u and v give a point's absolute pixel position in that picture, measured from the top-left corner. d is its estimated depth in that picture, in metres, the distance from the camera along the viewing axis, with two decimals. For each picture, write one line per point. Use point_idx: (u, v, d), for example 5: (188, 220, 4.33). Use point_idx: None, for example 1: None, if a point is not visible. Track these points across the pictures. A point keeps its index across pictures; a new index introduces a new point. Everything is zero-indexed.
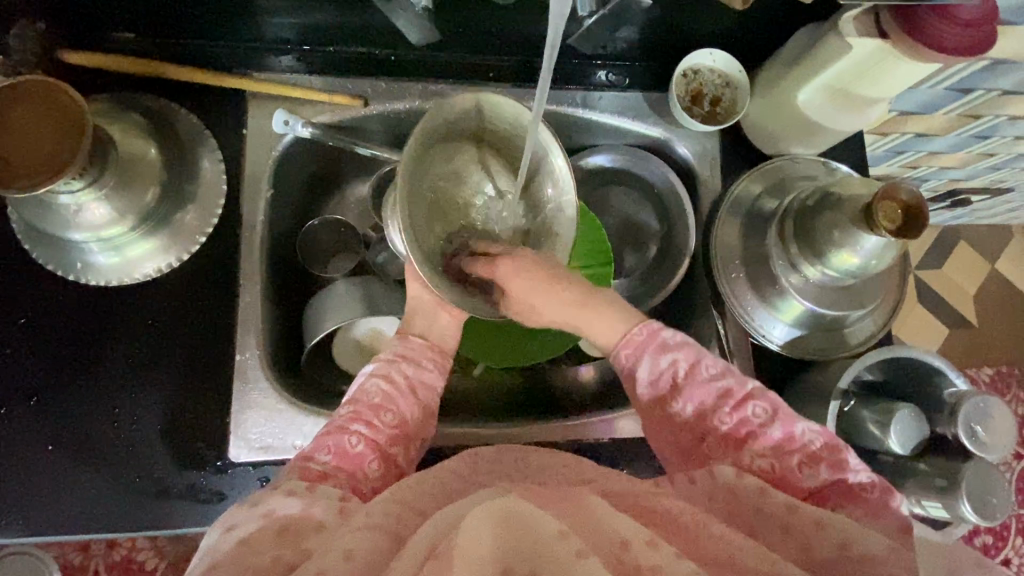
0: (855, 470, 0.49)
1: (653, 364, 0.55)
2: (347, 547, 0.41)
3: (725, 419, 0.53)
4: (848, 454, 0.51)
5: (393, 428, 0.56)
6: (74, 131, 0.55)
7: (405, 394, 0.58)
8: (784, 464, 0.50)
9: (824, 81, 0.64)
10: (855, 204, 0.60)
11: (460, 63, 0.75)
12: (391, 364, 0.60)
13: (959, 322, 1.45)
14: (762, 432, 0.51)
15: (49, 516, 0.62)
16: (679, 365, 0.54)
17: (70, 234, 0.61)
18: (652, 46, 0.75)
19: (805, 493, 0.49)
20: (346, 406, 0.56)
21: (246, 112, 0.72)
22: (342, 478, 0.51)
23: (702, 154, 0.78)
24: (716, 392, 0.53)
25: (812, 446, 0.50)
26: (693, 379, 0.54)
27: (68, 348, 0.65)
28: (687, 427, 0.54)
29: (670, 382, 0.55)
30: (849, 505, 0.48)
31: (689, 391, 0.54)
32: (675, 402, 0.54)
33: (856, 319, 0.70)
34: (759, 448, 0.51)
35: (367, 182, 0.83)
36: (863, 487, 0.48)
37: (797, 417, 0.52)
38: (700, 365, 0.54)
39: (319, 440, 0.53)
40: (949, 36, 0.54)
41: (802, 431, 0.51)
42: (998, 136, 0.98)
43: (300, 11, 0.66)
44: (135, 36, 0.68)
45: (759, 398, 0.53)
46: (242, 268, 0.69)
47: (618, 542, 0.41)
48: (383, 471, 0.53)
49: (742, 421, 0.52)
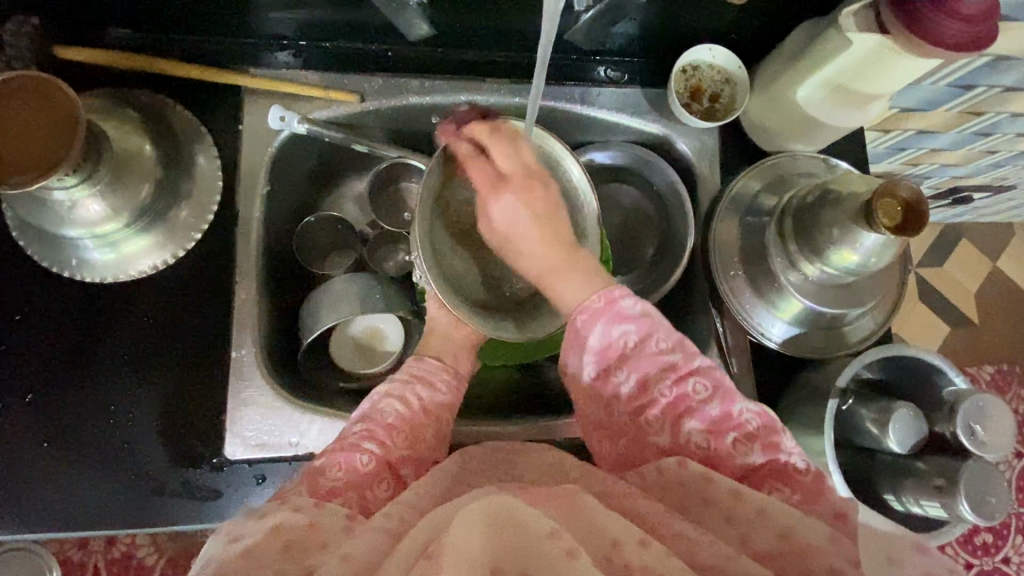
0: (788, 451, 0.49)
1: (604, 333, 0.52)
2: (346, 551, 0.43)
3: (667, 393, 0.51)
4: (785, 436, 0.50)
5: (406, 449, 0.55)
6: (67, 128, 0.54)
7: (420, 416, 0.58)
8: (719, 440, 0.49)
9: (824, 78, 0.64)
10: (854, 201, 0.59)
11: (458, 59, 0.75)
12: (407, 386, 0.59)
13: (961, 320, 1.45)
14: (700, 408, 0.50)
15: (45, 513, 0.62)
16: (629, 337, 0.52)
17: (65, 231, 0.60)
18: (651, 42, 0.74)
19: (739, 474, 0.49)
20: (359, 423, 0.55)
21: (243, 108, 0.71)
22: (349, 498, 0.50)
23: (702, 151, 0.77)
24: (661, 365, 0.51)
25: (750, 426, 0.49)
26: (641, 351, 0.52)
27: (64, 345, 0.65)
28: (626, 400, 0.52)
29: (617, 352, 0.52)
30: (781, 488, 0.47)
31: (634, 362, 0.52)
32: (616, 374, 0.52)
33: (856, 316, 0.70)
34: (696, 423, 0.50)
35: (365, 178, 0.83)
36: (798, 470, 0.48)
37: (737, 395, 0.51)
38: (650, 339, 0.52)
39: (331, 457, 0.52)
40: (948, 30, 0.53)
41: (741, 410, 0.50)
42: (1000, 133, 0.97)
43: (296, 7, 0.66)
44: (130, 31, 0.68)
45: (700, 374, 0.51)
46: (238, 265, 0.69)
47: (609, 542, 0.41)
48: (393, 491, 0.53)
49: (683, 396, 0.50)
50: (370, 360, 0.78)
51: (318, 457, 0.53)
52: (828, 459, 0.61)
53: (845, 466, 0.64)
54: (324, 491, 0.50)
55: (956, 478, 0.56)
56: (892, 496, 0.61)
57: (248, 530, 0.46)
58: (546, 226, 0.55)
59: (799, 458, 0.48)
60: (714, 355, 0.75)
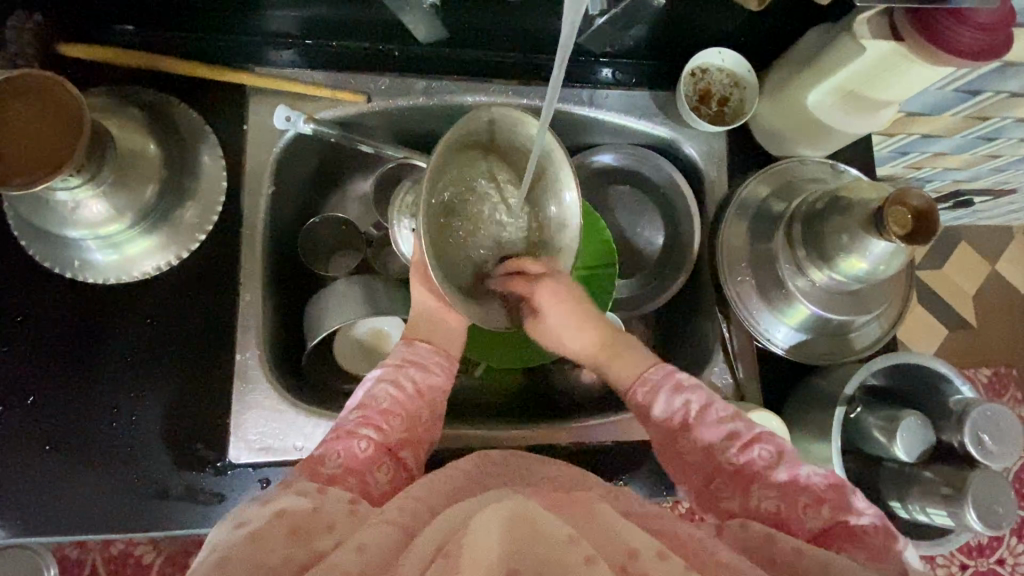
0: (857, 512, 0.50)
1: (667, 404, 0.59)
2: (361, 541, 0.42)
3: (732, 458, 0.55)
4: (856, 497, 0.52)
5: (403, 431, 0.56)
6: (72, 128, 0.53)
7: (413, 400, 0.58)
8: (791, 503, 0.51)
9: (836, 83, 0.63)
10: (865, 208, 0.59)
11: (466, 59, 0.74)
12: (396, 369, 0.60)
13: (958, 323, 1.45)
14: (767, 473, 0.53)
15: (46, 517, 0.62)
16: (690, 406, 0.58)
17: (67, 232, 0.60)
18: (660, 45, 0.73)
19: (811, 536, 0.50)
20: (355, 410, 0.56)
21: (248, 108, 0.71)
22: (351, 483, 0.51)
23: (709, 155, 0.77)
24: (722, 434, 0.56)
25: (816, 486, 0.52)
26: (702, 420, 0.57)
27: (66, 347, 0.64)
28: (695, 465, 0.57)
29: (678, 423, 0.58)
30: (848, 548, 0.48)
31: (696, 432, 0.57)
32: (681, 444, 0.57)
33: (862, 323, 0.70)
34: (766, 488, 0.53)
35: (369, 178, 0.81)
36: (865, 529, 0.49)
37: (801, 460, 0.54)
38: (710, 408, 0.58)
39: (329, 445, 0.53)
40: (960, 37, 0.53)
41: (806, 473, 0.53)
42: (1005, 137, 0.97)
43: (304, 5, 0.65)
44: (134, 28, 0.67)
45: (765, 441, 0.55)
46: (243, 267, 0.68)
47: (626, 550, 0.41)
48: (392, 476, 0.53)
49: (745, 461, 0.54)
50: (373, 360, 0.77)
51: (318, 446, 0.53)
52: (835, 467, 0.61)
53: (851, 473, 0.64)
54: (325, 477, 0.50)
55: (964, 488, 0.56)
56: (898, 502, 0.61)
57: (251, 518, 0.45)
58: (582, 320, 0.63)
59: (870, 519, 0.49)
60: (719, 360, 0.74)
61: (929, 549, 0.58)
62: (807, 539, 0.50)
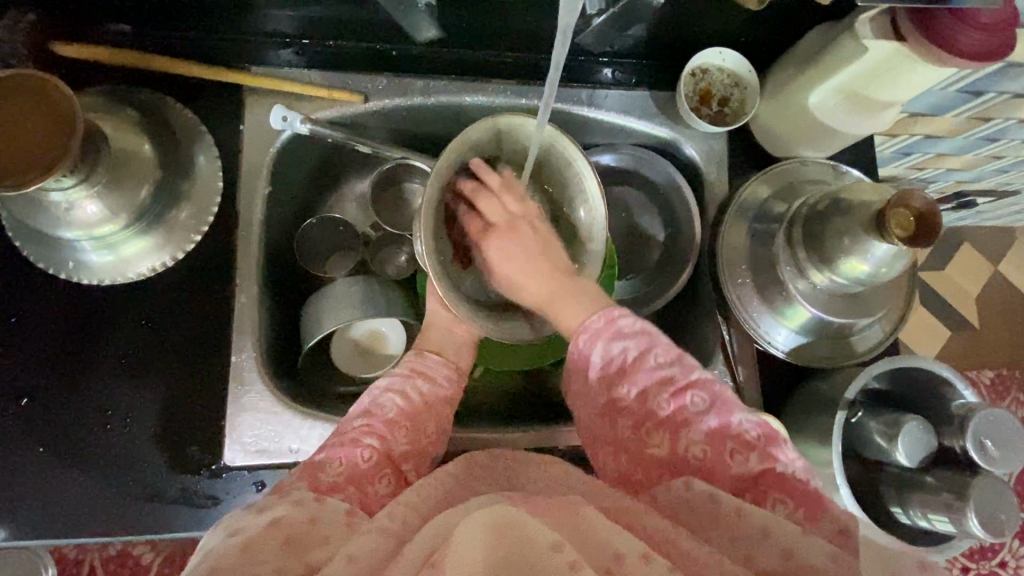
0: (785, 462, 0.49)
1: (604, 350, 0.54)
2: (350, 552, 0.42)
3: (665, 404, 0.52)
4: (784, 447, 0.50)
5: (406, 444, 0.55)
6: (65, 128, 0.53)
7: (418, 410, 0.58)
8: (719, 451, 0.49)
9: (837, 84, 0.62)
10: (866, 210, 0.59)
11: (463, 59, 0.73)
12: (407, 380, 0.59)
13: (961, 324, 1.44)
14: (698, 420, 0.51)
15: (40, 519, 0.61)
16: (628, 353, 0.53)
17: (62, 233, 0.59)
18: (660, 45, 0.73)
19: (736, 487, 0.49)
20: (360, 417, 0.55)
21: (244, 107, 0.70)
22: (349, 492, 0.50)
23: (710, 155, 0.76)
24: (657, 379, 0.52)
25: (748, 435, 0.50)
26: (639, 365, 0.53)
27: (61, 348, 0.64)
28: (628, 412, 0.53)
29: (617, 368, 0.54)
30: (782, 500, 0.47)
31: (633, 377, 0.53)
32: (619, 388, 0.53)
33: (864, 326, 0.69)
34: (695, 434, 0.50)
35: (367, 178, 0.81)
36: (797, 479, 0.48)
37: (734, 407, 0.51)
38: (648, 353, 0.53)
39: (332, 451, 0.52)
40: (964, 37, 0.52)
41: (739, 421, 0.50)
42: (1008, 138, 0.96)
43: (299, 4, 0.64)
44: (129, 27, 0.67)
45: (699, 387, 0.52)
46: (239, 268, 0.68)
47: (612, 554, 0.41)
48: (393, 488, 0.53)
49: (680, 407, 0.51)
50: (371, 363, 0.77)
51: (320, 451, 0.53)
52: (836, 471, 0.60)
53: (851, 478, 0.64)
54: (325, 486, 0.49)
55: (967, 494, 0.55)
56: (900, 508, 0.60)
57: (241, 525, 0.45)
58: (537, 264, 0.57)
59: (799, 469, 0.48)
60: (720, 363, 0.73)
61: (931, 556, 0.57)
62: (733, 488, 0.49)
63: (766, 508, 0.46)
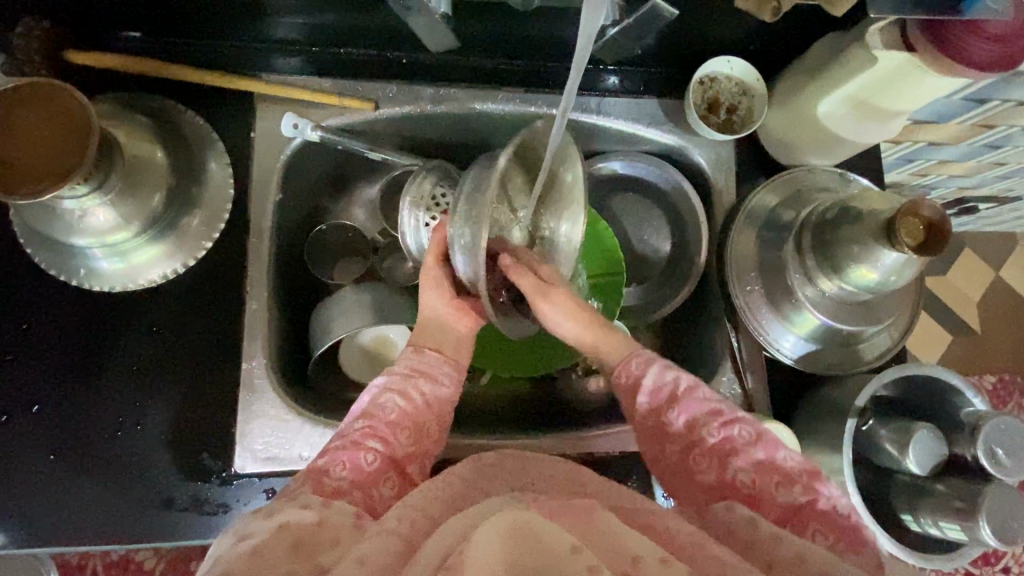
0: (830, 496, 0.49)
1: (656, 377, 0.56)
2: (361, 554, 0.41)
3: (713, 433, 0.53)
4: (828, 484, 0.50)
5: (410, 445, 0.55)
6: (80, 135, 0.53)
7: (422, 411, 0.57)
8: (766, 482, 0.50)
9: (847, 93, 0.63)
10: (877, 219, 0.59)
11: (473, 66, 0.74)
12: (407, 380, 0.58)
13: (962, 329, 1.45)
14: (746, 450, 0.51)
15: (50, 527, 0.61)
16: (680, 382, 0.55)
17: (74, 240, 0.59)
18: (669, 54, 0.73)
19: (779, 517, 0.49)
20: (361, 419, 0.55)
21: (255, 114, 0.70)
22: (355, 496, 0.49)
23: (718, 162, 0.76)
24: (707, 409, 0.54)
25: (793, 470, 0.50)
26: (689, 395, 0.55)
27: (71, 355, 0.64)
28: (673, 436, 0.54)
29: (667, 395, 0.55)
30: (821, 531, 0.47)
31: (683, 405, 0.54)
32: (668, 414, 0.55)
33: (872, 333, 0.69)
34: (743, 463, 0.51)
35: (376, 184, 0.81)
36: (839, 512, 0.48)
37: (780, 443, 0.52)
38: (699, 387, 0.55)
39: (334, 455, 0.51)
40: (974, 47, 0.53)
41: (784, 456, 0.51)
42: (1011, 145, 0.97)
43: (310, 12, 0.64)
44: (141, 34, 0.67)
45: (747, 421, 0.53)
46: (250, 275, 0.68)
47: (629, 559, 0.41)
48: (398, 489, 0.52)
49: (727, 437, 0.52)
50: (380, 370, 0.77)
51: (321, 456, 0.52)
52: (847, 478, 0.60)
53: (861, 485, 0.64)
54: (330, 489, 0.49)
55: (979, 501, 0.55)
56: (910, 516, 0.61)
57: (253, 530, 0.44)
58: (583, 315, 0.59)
59: (844, 504, 0.48)
60: (728, 370, 0.74)
61: (943, 564, 0.57)
62: (778, 518, 0.49)
63: (806, 539, 0.47)
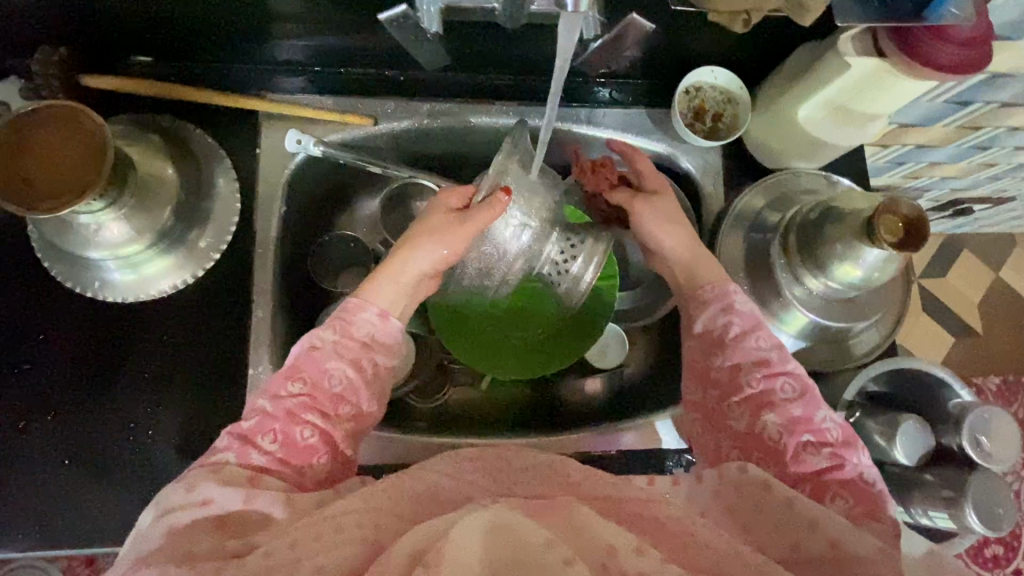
0: (855, 463, 0.52)
1: (708, 320, 0.61)
2: (320, 563, 0.43)
3: (756, 385, 0.56)
4: (862, 452, 0.53)
5: (349, 422, 0.57)
6: (96, 155, 0.56)
7: (369, 383, 0.59)
8: None
9: (825, 98, 0.65)
10: (857, 217, 0.61)
11: (467, 82, 0.77)
12: (363, 349, 0.59)
13: (965, 330, 1.45)
14: (783, 405, 0.55)
15: (64, 528, 0.64)
16: (731, 327, 0.59)
17: (89, 252, 0.63)
18: (654, 66, 0.76)
19: (798, 480, 0.53)
20: (300, 385, 0.55)
21: (260, 131, 0.74)
22: (286, 473, 0.53)
23: (705, 168, 0.79)
24: (753, 359, 0.57)
25: (828, 434, 0.53)
26: (741, 341, 0.58)
27: (85, 363, 0.66)
28: (717, 382, 0.59)
29: (718, 338, 0.60)
30: (839, 494, 0.51)
31: (733, 349, 0.58)
32: (715, 357, 0.59)
33: (861, 329, 0.71)
34: (776, 416, 0.54)
35: (375, 198, 0.84)
36: (860, 480, 0.52)
37: (821, 403, 0.55)
38: (752, 334, 0.59)
39: (263, 423, 0.54)
40: (942, 53, 0.55)
41: (822, 417, 0.54)
42: (999, 146, 0.99)
43: (312, 34, 0.68)
44: (151, 59, 0.71)
45: (792, 375, 0.56)
46: (254, 284, 0.71)
47: (604, 548, 0.43)
48: (330, 466, 0.55)
49: (770, 390, 0.56)
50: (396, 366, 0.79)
51: (250, 417, 0.55)
52: None
53: None
54: (257, 466, 0.52)
55: (965, 489, 0.57)
56: (901, 507, 0.62)
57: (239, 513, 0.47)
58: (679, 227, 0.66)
59: (869, 471, 0.52)
60: None
61: None
62: None
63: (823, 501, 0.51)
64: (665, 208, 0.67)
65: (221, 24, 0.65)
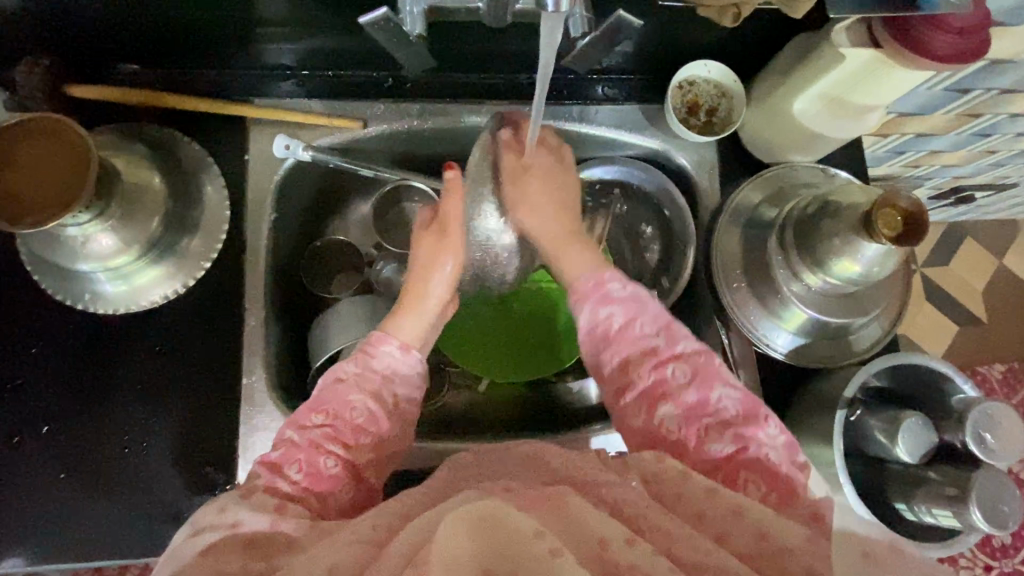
0: (761, 441, 0.51)
1: (592, 314, 0.59)
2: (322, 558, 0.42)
3: (650, 373, 0.55)
4: (765, 425, 0.52)
5: (371, 453, 0.55)
6: (79, 166, 0.56)
7: (391, 415, 0.57)
8: None
9: (821, 90, 0.64)
10: (855, 212, 0.60)
11: (457, 82, 0.76)
12: (383, 381, 0.57)
13: (970, 319, 1.44)
14: (678, 393, 0.53)
15: (61, 542, 0.63)
16: (613, 319, 0.58)
17: (77, 265, 0.62)
18: (647, 62, 0.75)
19: (710, 467, 0.51)
20: (323, 416, 0.54)
21: (248, 138, 0.73)
22: (310, 502, 0.51)
23: (701, 163, 0.78)
24: (641, 350, 0.56)
25: (726, 412, 0.52)
26: (625, 332, 0.57)
27: (79, 377, 0.66)
28: (610, 378, 0.57)
29: (604, 332, 0.58)
30: (753, 479, 0.49)
31: (619, 341, 0.57)
32: (603, 356, 0.57)
33: (861, 325, 0.70)
34: (671, 408, 0.53)
35: (368, 201, 0.84)
36: (769, 460, 0.50)
37: (716, 381, 0.53)
38: (632, 325, 0.57)
39: (291, 453, 0.52)
40: (935, 41, 0.54)
41: (717, 397, 0.52)
42: (999, 133, 0.97)
43: (297, 38, 0.67)
44: (137, 66, 0.70)
45: (681, 361, 0.54)
46: (246, 291, 0.70)
47: (597, 541, 0.41)
48: (355, 497, 0.54)
49: (662, 377, 0.54)
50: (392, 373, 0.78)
51: (277, 447, 0.53)
52: (838, 469, 0.60)
53: (855, 476, 0.64)
54: (284, 494, 0.50)
55: (969, 487, 0.56)
56: (904, 505, 0.61)
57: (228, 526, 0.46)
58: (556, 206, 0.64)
59: (772, 448, 0.51)
60: None
61: (938, 551, 0.57)
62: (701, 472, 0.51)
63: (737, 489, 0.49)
64: (538, 196, 0.64)
65: (203, 30, 0.64)
